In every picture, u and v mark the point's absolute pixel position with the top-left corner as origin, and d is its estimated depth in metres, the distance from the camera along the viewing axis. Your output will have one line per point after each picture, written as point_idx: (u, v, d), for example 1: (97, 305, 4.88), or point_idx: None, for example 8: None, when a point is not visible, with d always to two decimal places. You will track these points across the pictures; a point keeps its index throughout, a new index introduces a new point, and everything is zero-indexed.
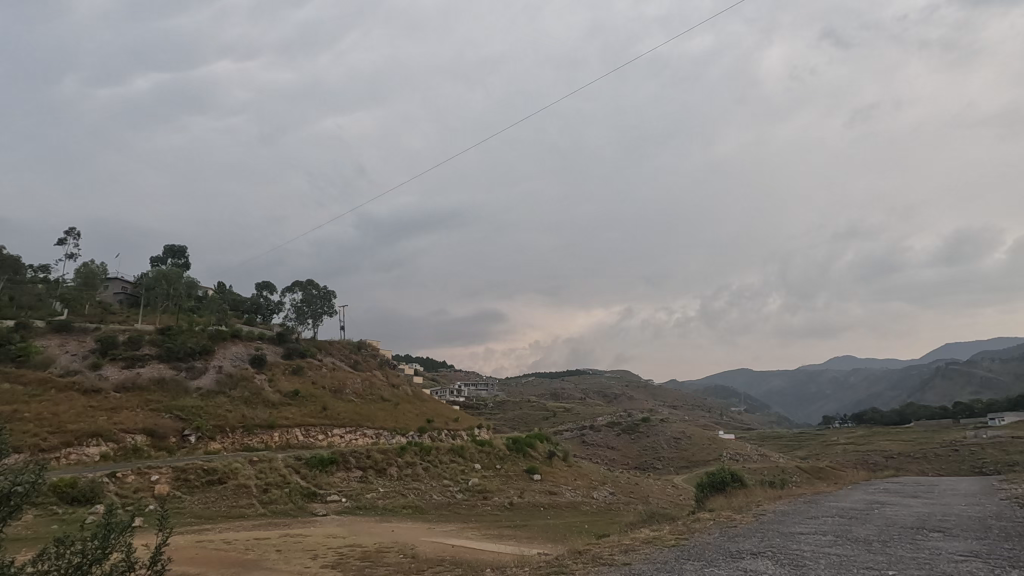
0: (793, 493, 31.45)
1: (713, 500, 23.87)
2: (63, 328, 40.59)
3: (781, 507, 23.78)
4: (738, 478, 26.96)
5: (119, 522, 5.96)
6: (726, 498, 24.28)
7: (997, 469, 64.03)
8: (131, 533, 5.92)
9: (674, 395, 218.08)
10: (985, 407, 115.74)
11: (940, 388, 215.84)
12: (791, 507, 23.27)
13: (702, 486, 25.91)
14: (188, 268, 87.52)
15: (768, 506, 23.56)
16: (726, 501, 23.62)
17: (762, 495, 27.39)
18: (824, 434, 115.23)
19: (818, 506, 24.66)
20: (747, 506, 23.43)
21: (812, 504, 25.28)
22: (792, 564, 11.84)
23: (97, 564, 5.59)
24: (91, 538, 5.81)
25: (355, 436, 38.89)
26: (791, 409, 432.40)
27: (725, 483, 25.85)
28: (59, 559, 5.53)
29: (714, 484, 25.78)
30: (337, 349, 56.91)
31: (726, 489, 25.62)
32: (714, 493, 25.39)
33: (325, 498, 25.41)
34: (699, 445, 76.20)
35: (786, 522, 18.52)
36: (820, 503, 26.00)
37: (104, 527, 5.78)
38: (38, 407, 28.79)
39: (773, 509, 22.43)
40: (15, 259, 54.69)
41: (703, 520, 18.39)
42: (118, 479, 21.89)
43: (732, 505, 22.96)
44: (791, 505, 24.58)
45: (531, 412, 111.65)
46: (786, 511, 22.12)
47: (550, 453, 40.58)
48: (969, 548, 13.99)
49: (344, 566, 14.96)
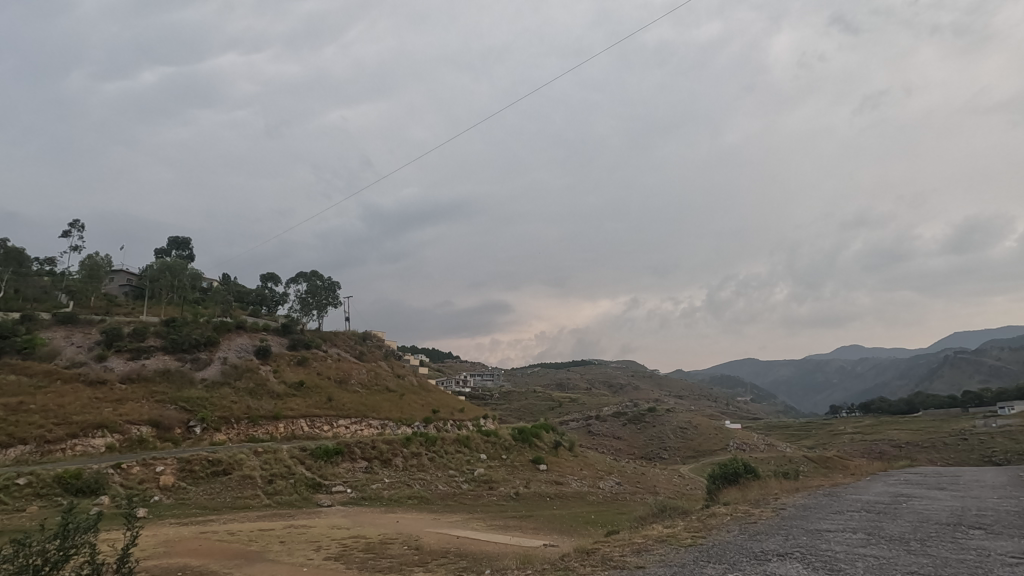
0: (808, 484, 31.25)
1: (726, 493, 23.67)
2: (69, 321, 40.81)
3: (800, 500, 23.50)
4: (751, 469, 26.86)
5: (81, 522, 6.35)
6: (740, 491, 24.10)
7: (1007, 458, 63.73)
8: (94, 532, 6.33)
9: (682, 385, 218.81)
10: (996, 394, 115.05)
11: (948, 377, 214.83)
12: (811, 502, 23.01)
13: (713, 476, 25.71)
14: (192, 259, 88.06)
15: (785, 500, 23.28)
16: (741, 494, 23.40)
17: (777, 488, 27.30)
18: (830, 424, 115.12)
19: (840, 500, 24.44)
20: (763, 499, 23.20)
21: (833, 498, 25.08)
22: (825, 567, 11.66)
23: (57, 566, 6.00)
24: (51, 538, 6.20)
25: (361, 427, 38.99)
26: (797, 397, 433.36)
27: (737, 474, 25.63)
28: (16, 559, 5.83)
29: (726, 475, 25.55)
30: (342, 340, 56.95)
31: (739, 481, 25.40)
32: (726, 484, 25.15)
33: (331, 489, 25.45)
34: (706, 434, 76.09)
35: (810, 519, 18.26)
36: (840, 496, 25.79)
37: (65, 528, 6.15)
38: (43, 399, 28.89)
39: (794, 503, 22.17)
40: (19, 250, 54.65)
41: (719, 515, 18.17)
42: (123, 470, 21.95)
43: (748, 499, 22.67)
44: (811, 499, 24.40)
45: (537, 403, 111.63)
46: (809, 505, 21.87)
47: (556, 443, 40.45)
48: (1016, 549, 13.65)
49: (347, 559, 14.87)
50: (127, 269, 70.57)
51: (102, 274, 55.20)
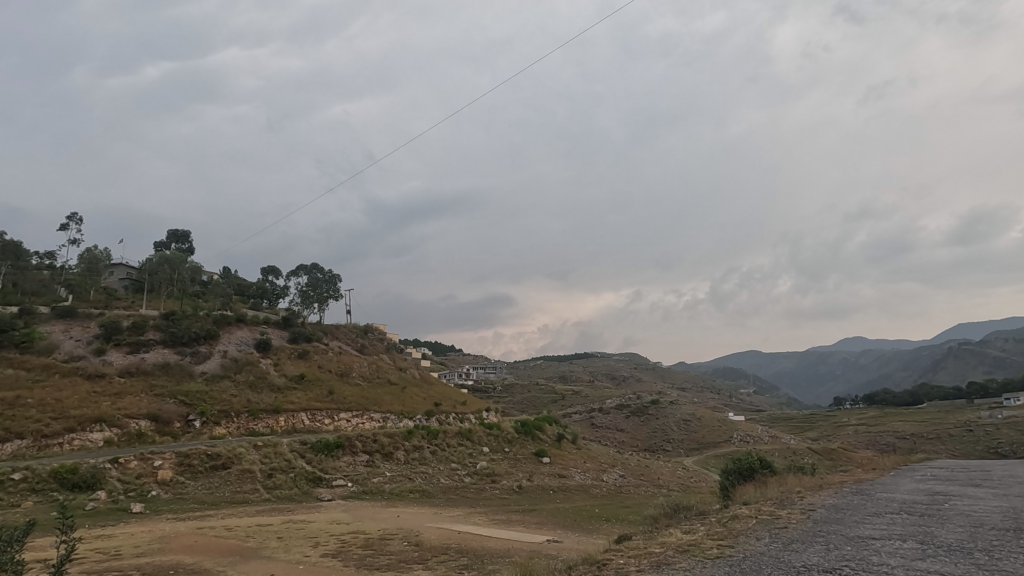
0: (830, 482, 30.88)
1: (743, 491, 23.38)
2: (67, 314, 40.73)
3: (829, 500, 23.07)
4: (767, 465, 26.66)
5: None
6: (756, 488, 23.84)
7: (1013, 450, 63.57)
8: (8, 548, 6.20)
9: (684, 377, 218.72)
10: (1000, 385, 114.51)
11: (951, 369, 214.25)
12: (840, 502, 22.64)
13: (728, 472, 25.58)
14: (191, 252, 88.20)
15: (810, 499, 22.94)
16: (759, 492, 23.13)
17: (794, 484, 26.95)
18: (834, 415, 114.98)
19: (874, 500, 24.08)
20: (782, 497, 22.88)
21: (863, 498, 24.69)
22: None
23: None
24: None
25: (362, 420, 38.89)
26: (800, 390, 432.94)
27: (752, 470, 25.39)
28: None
29: (741, 471, 25.39)
30: (343, 333, 56.91)
31: (754, 477, 25.14)
32: (741, 481, 24.93)
33: (330, 483, 25.39)
34: (709, 426, 75.95)
35: (847, 523, 17.47)
36: (872, 496, 25.46)
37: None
38: (41, 393, 28.82)
39: (822, 503, 21.79)
40: (15, 245, 54.46)
41: (743, 519, 17.26)
42: (121, 465, 21.88)
43: (766, 498, 22.36)
44: (837, 498, 24.09)
45: (540, 395, 111.39)
46: (839, 505, 21.39)
47: (559, 436, 40.31)
48: None
49: (345, 556, 14.72)
50: (127, 262, 70.55)
51: (101, 268, 55.10)
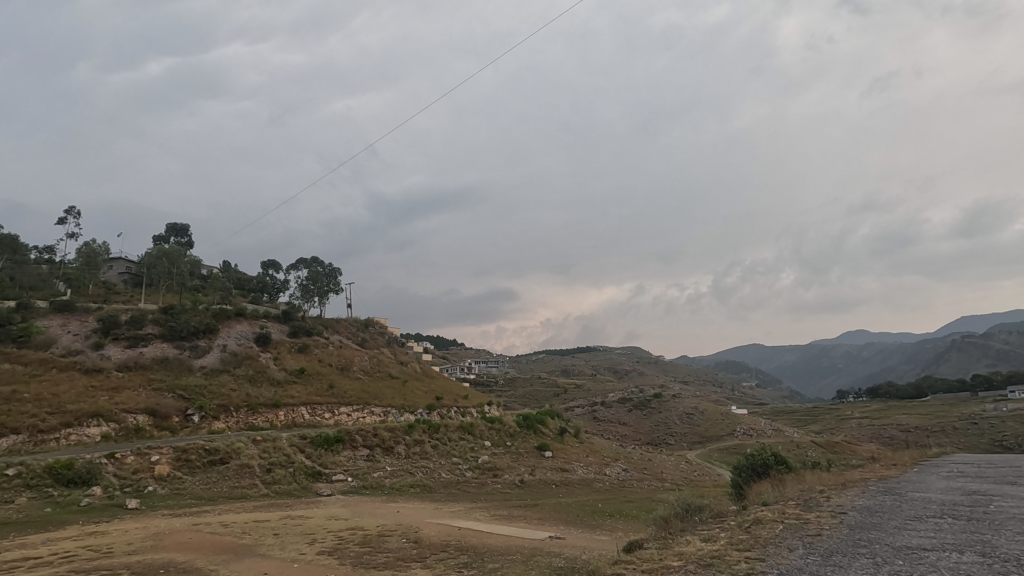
0: (855, 480, 30.59)
1: (762, 490, 23.18)
2: (65, 308, 40.64)
3: (856, 501, 22.79)
4: (782, 461, 26.42)
5: None
6: (774, 486, 23.63)
7: (1019, 443, 63.26)
8: None
9: (686, 371, 218.10)
10: (1004, 378, 113.70)
11: (954, 362, 213.91)
12: (873, 503, 22.38)
13: (741, 470, 25.42)
14: (190, 246, 88.03)
15: (837, 499, 22.73)
16: (780, 491, 22.94)
17: (814, 482, 26.70)
18: (838, 408, 114.64)
19: (909, 502, 23.81)
20: (804, 497, 22.71)
21: (899, 499, 24.44)
22: None
23: None
24: None
25: (362, 415, 38.77)
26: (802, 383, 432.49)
27: (767, 466, 25.19)
28: None
29: (755, 467, 25.21)
30: (344, 327, 56.69)
31: (768, 474, 24.95)
32: (756, 478, 24.76)
33: (330, 478, 25.23)
34: (712, 420, 75.71)
35: (887, 530, 17.09)
36: (908, 497, 25.22)
37: None
38: (38, 388, 28.70)
39: (852, 505, 21.50)
40: (13, 239, 54.59)
41: (768, 523, 17.09)
42: (117, 460, 21.74)
43: (788, 497, 22.13)
44: (868, 498, 23.85)
45: (541, 389, 111.36)
46: (872, 508, 21.12)
47: (562, 429, 40.22)
48: None
49: (341, 553, 14.58)
50: (126, 257, 70.70)
51: (100, 262, 54.81)
